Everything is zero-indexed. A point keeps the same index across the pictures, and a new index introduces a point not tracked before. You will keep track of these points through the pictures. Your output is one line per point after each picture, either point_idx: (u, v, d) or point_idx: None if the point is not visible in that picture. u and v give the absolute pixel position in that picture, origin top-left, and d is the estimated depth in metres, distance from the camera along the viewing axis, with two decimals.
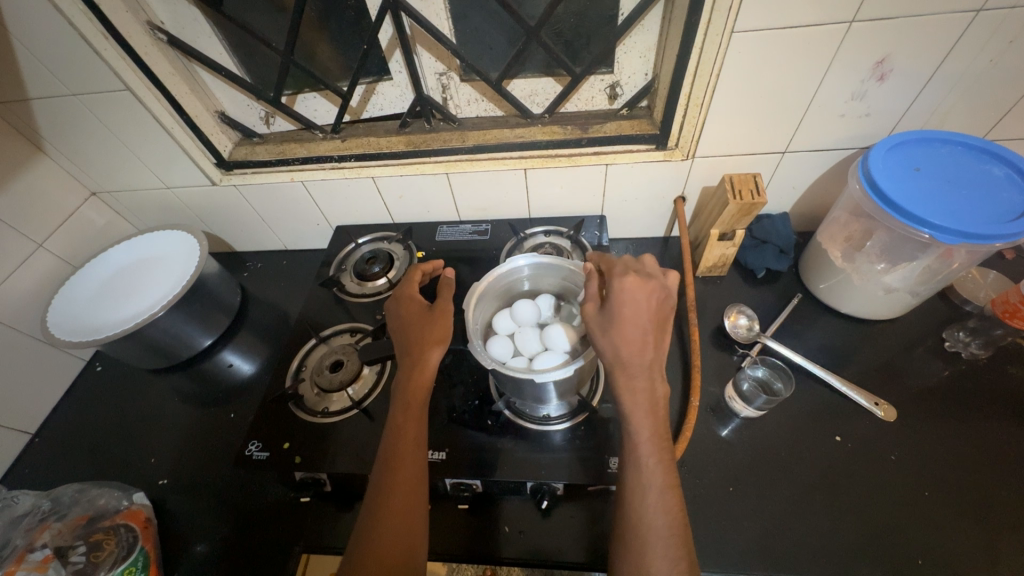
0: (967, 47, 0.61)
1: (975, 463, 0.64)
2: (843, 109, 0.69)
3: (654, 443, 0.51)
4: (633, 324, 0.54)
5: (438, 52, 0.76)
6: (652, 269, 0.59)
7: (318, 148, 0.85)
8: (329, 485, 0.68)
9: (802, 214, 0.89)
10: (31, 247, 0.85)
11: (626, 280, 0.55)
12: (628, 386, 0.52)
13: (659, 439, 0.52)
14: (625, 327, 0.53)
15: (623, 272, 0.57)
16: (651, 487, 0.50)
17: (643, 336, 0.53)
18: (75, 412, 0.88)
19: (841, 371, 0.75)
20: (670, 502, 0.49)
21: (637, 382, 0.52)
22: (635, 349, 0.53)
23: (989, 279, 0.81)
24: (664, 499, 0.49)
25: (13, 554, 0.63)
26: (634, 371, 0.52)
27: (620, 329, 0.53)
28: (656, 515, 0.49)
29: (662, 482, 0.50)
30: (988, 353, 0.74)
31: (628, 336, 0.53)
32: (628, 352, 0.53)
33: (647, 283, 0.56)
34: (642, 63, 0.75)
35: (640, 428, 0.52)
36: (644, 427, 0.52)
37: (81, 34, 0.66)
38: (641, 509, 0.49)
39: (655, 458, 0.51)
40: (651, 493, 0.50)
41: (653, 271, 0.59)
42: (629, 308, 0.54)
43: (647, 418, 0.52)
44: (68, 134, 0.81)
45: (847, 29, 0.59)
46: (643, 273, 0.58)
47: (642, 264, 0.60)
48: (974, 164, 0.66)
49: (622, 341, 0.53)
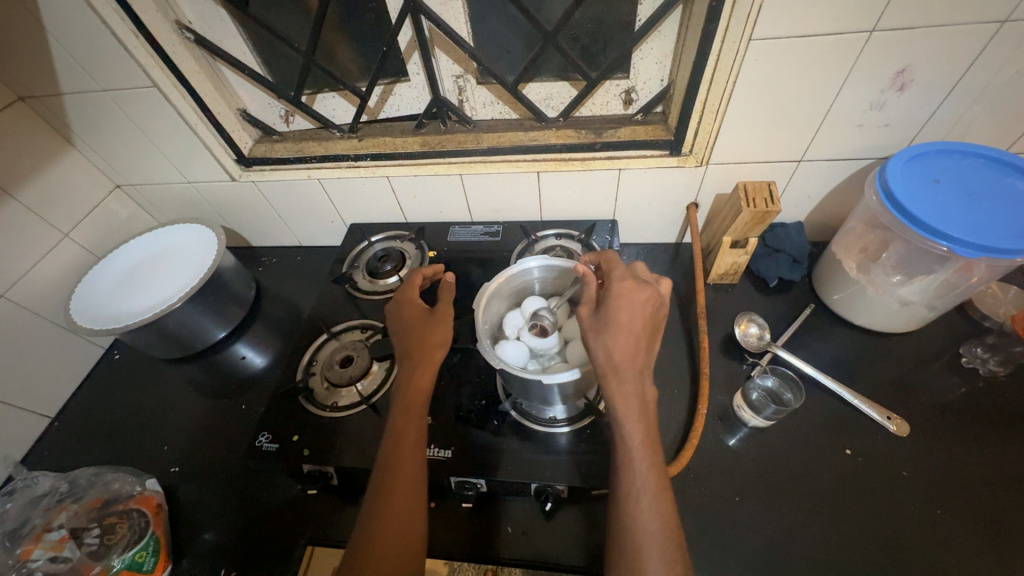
0: (990, 58, 0.60)
1: (990, 482, 0.63)
2: (861, 119, 0.68)
3: (646, 447, 0.52)
4: (627, 327, 0.54)
5: (455, 55, 0.77)
6: (647, 277, 0.61)
7: (336, 147, 0.87)
8: (336, 479, 0.69)
9: (817, 224, 0.88)
10: (57, 237, 0.87)
11: (622, 286, 0.57)
12: (619, 389, 0.52)
13: (650, 443, 0.52)
14: (619, 331, 0.54)
15: (620, 278, 0.59)
16: (644, 491, 0.50)
17: (636, 340, 0.54)
18: (92, 399, 0.91)
19: (853, 384, 0.74)
20: (662, 506, 0.49)
21: (628, 386, 0.52)
22: (627, 353, 0.53)
23: (1009, 295, 0.79)
24: (657, 502, 0.49)
25: (31, 534, 0.65)
26: (626, 375, 0.53)
27: (613, 332, 0.54)
28: (650, 519, 0.49)
29: (655, 485, 0.50)
30: (1007, 370, 0.72)
31: (621, 339, 0.54)
32: (621, 356, 0.53)
33: (643, 290, 0.57)
34: (658, 69, 0.75)
35: (632, 431, 0.52)
36: (636, 430, 0.52)
37: (113, 32, 0.68)
38: (636, 513, 0.49)
39: (647, 462, 0.51)
40: (644, 497, 0.50)
41: (648, 277, 0.61)
42: (624, 313, 0.55)
43: (639, 421, 0.52)
44: (96, 128, 0.84)
45: (867, 39, 0.59)
46: (639, 280, 0.59)
47: (636, 271, 0.62)
48: (995, 177, 0.65)
49: (615, 344, 0.54)
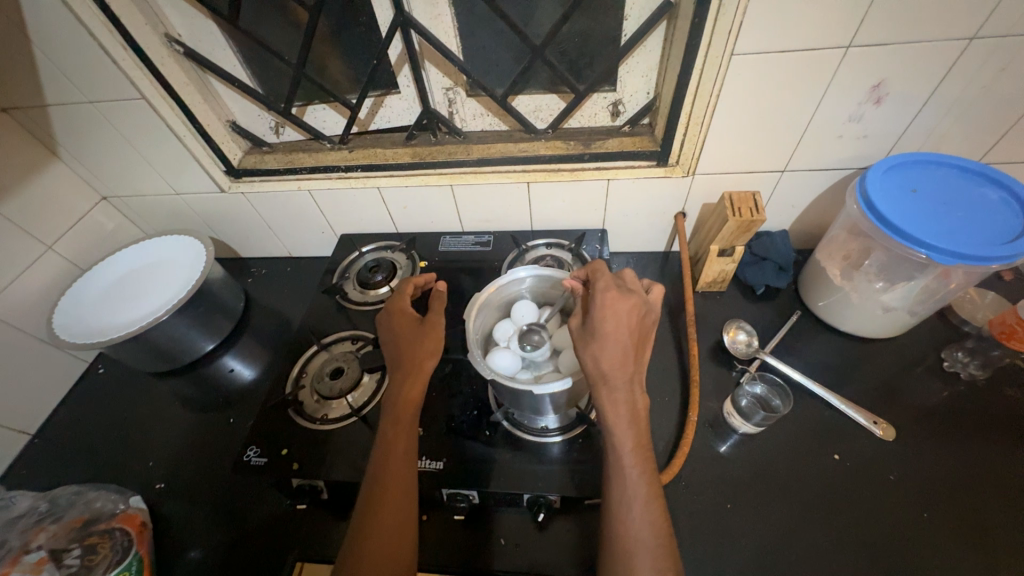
0: (961, 73, 0.62)
1: (974, 484, 0.64)
2: (841, 131, 0.70)
3: (637, 454, 0.52)
4: (614, 336, 0.55)
5: (445, 68, 0.78)
6: (635, 285, 0.61)
7: (326, 158, 0.87)
8: (326, 493, 0.68)
9: (802, 232, 0.90)
10: (41, 250, 0.86)
11: (608, 295, 0.58)
12: (609, 398, 0.53)
13: (641, 449, 0.52)
14: (606, 341, 0.54)
15: (605, 287, 0.59)
16: (635, 498, 0.50)
17: (623, 348, 0.54)
18: (76, 414, 0.89)
19: (839, 389, 0.75)
20: (654, 512, 0.50)
21: (617, 394, 0.53)
22: (615, 361, 0.54)
23: (987, 300, 0.82)
24: (648, 509, 0.50)
25: (8, 556, 0.63)
26: (615, 383, 0.53)
27: (600, 341, 0.55)
28: (641, 526, 0.49)
29: (646, 492, 0.50)
30: (987, 374, 0.74)
31: (608, 348, 0.54)
32: (609, 365, 0.54)
33: (629, 298, 0.57)
34: (644, 82, 0.77)
35: (623, 438, 0.52)
36: (627, 437, 0.52)
37: (101, 45, 0.68)
38: (627, 521, 0.49)
39: (638, 469, 0.51)
40: (635, 504, 0.50)
41: (636, 286, 0.61)
42: (611, 322, 0.56)
43: (629, 429, 0.52)
44: (82, 139, 0.83)
45: (844, 54, 0.61)
46: (626, 288, 0.60)
47: (624, 279, 0.62)
48: (969, 186, 0.67)
49: (602, 354, 0.54)
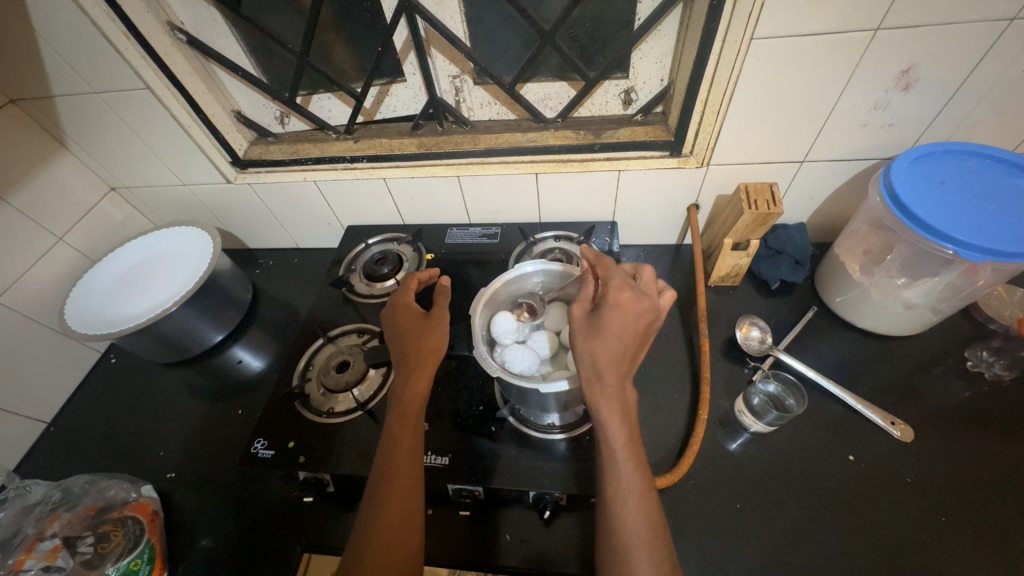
0: (998, 58, 0.59)
1: (994, 487, 0.62)
2: (865, 119, 0.67)
3: (629, 449, 0.51)
4: (616, 337, 0.53)
5: (451, 55, 0.76)
6: (648, 291, 0.58)
7: (331, 148, 0.85)
8: (332, 486, 0.68)
9: (820, 225, 0.87)
10: (51, 241, 0.87)
11: (622, 297, 0.55)
12: (601, 394, 0.52)
13: (633, 444, 0.51)
14: (607, 340, 0.53)
15: (621, 288, 0.56)
16: (630, 493, 0.49)
17: (622, 349, 0.53)
18: (90, 403, 0.90)
19: (855, 388, 0.73)
20: (648, 507, 0.49)
21: (610, 391, 0.52)
22: (612, 360, 0.53)
23: (1015, 298, 0.78)
24: (642, 503, 0.49)
25: (23, 543, 0.64)
26: (609, 381, 0.52)
27: (602, 340, 0.53)
28: (635, 519, 0.48)
29: (640, 487, 0.49)
30: (1013, 375, 0.71)
31: (607, 347, 0.53)
32: (605, 363, 0.52)
33: (641, 303, 0.55)
34: (658, 68, 0.74)
35: (616, 435, 0.51)
36: (619, 433, 0.51)
37: (103, 33, 0.67)
38: (623, 515, 0.48)
39: (631, 463, 0.50)
40: (630, 499, 0.49)
41: (649, 292, 0.58)
42: (617, 323, 0.54)
43: (621, 425, 0.51)
44: (89, 130, 0.83)
45: (872, 37, 0.58)
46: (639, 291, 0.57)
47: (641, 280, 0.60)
48: (1001, 178, 0.63)
49: (601, 351, 0.53)
